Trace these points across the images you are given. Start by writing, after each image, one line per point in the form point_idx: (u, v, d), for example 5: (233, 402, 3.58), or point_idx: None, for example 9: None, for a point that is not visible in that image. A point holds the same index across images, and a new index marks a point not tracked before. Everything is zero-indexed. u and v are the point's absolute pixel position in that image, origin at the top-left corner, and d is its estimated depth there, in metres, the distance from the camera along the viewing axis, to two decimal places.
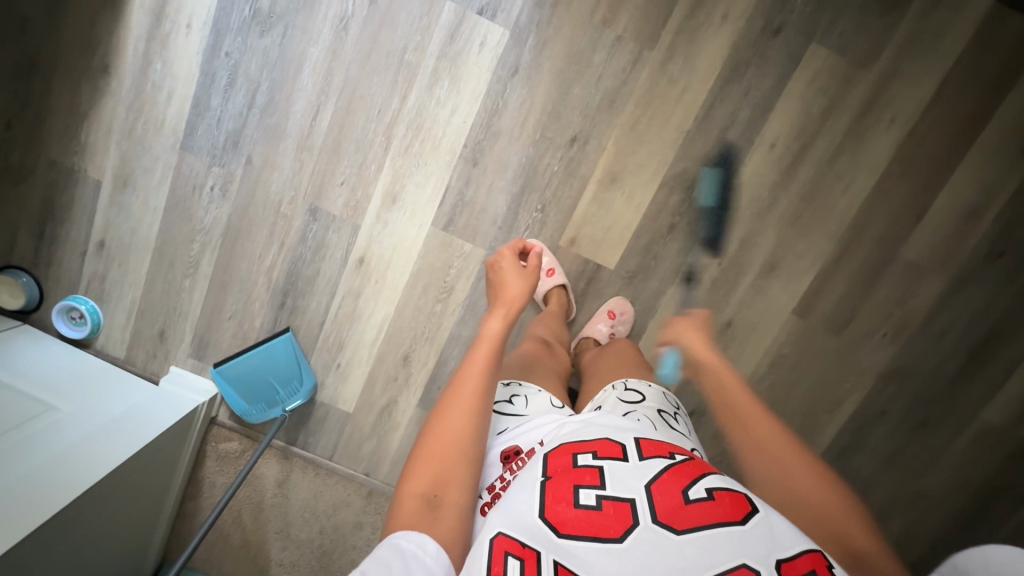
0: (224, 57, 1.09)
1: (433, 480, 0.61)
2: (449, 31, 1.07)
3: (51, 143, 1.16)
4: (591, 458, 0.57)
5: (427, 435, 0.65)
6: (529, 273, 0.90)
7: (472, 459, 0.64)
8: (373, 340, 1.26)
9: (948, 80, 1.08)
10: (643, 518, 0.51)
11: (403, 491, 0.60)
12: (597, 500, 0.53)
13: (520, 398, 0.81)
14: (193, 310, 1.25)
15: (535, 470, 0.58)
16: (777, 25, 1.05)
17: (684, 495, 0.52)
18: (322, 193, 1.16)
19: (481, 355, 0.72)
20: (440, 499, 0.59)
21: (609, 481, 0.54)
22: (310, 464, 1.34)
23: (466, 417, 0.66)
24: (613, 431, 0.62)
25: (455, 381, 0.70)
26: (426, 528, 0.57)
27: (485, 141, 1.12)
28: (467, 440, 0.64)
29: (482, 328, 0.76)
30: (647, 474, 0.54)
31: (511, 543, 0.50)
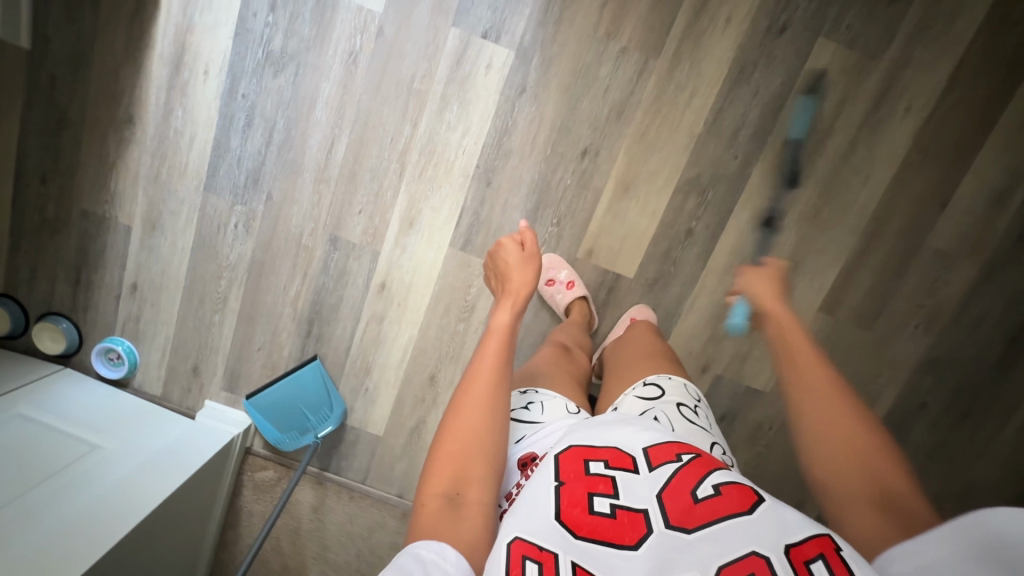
0: (241, 99, 1.12)
1: (452, 480, 0.62)
2: (456, 56, 1.08)
3: (83, 194, 1.21)
4: (603, 466, 0.57)
5: (443, 434, 0.66)
6: (528, 258, 0.88)
7: (491, 456, 0.64)
8: (399, 363, 1.28)
9: (964, 64, 1.05)
10: (657, 524, 0.52)
11: (423, 494, 0.61)
12: (611, 508, 0.53)
13: (536, 405, 0.80)
14: (223, 344, 1.29)
15: (547, 474, 0.58)
16: (782, 24, 1.04)
17: (693, 495, 0.53)
18: (341, 222, 1.19)
19: (492, 349, 0.74)
20: (462, 498, 0.61)
21: (622, 490, 0.55)
22: (344, 489, 1.36)
23: (482, 414, 0.67)
24: (621, 434, 0.61)
25: (467, 377, 0.71)
26: (449, 528, 0.58)
27: (497, 161, 1.13)
28: (484, 438, 0.65)
29: (489, 321, 0.77)
30: (658, 483, 0.55)
31: (528, 547, 0.50)
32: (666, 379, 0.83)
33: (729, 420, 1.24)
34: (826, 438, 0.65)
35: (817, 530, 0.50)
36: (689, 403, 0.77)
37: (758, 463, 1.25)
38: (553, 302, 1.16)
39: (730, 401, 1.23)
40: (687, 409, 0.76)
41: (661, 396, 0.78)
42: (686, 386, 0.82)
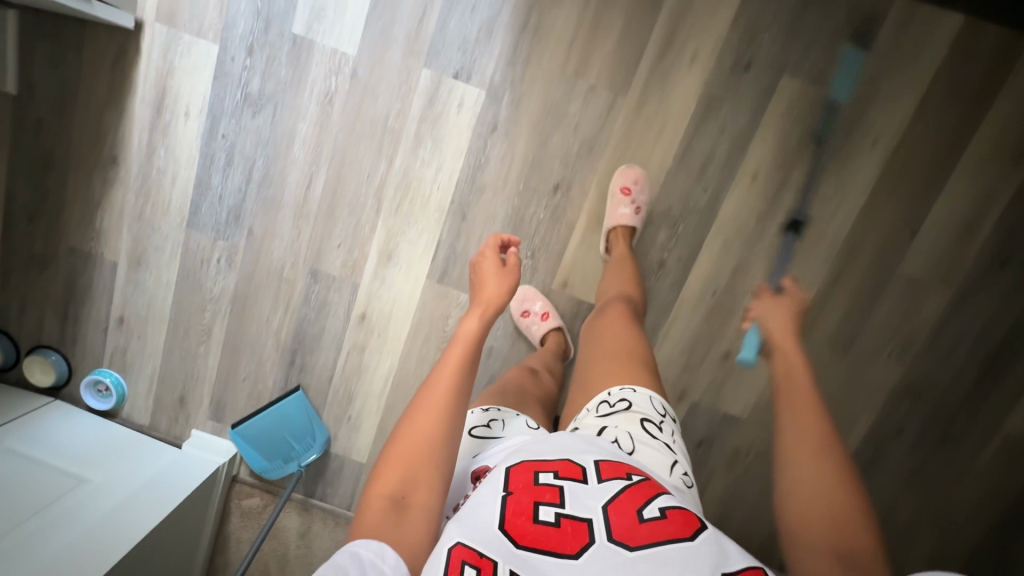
0: (221, 139, 1.15)
1: (400, 482, 0.63)
2: (428, 95, 1.10)
3: (71, 231, 1.24)
4: (552, 477, 0.58)
5: (398, 435, 0.67)
6: (508, 273, 0.85)
7: (440, 461, 0.66)
8: (381, 392, 1.30)
9: (930, 95, 1.06)
10: (599, 536, 0.53)
11: (370, 492, 0.63)
12: (556, 517, 0.55)
13: (498, 422, 0.82)
14: (209, 374, 1.31)
15: (496, 483, 0.59)
16: (747, 61, 1.07)
17: (639, 514, 0.55)
18: (321, 256, 1.21)
19: (457, 353, 0.73)
20: (408, 500, 0.62)
21: (568, 500, 0.56)
22: (329, 515, 1.38)
23: (437, 420, 0.68)
24: (573, 447, 0.63)
25: (426, 382, 0.71)
26: (390, 530, 0.60)
27: (471, 196, 1.15)
28: (436, 443, 0.66)
29: (459, 326, 0.77)
30: (605, 495, 0.57)
31: (469, 552, 0.51)
32: (629, 392, 0.75)
33: (707, 445, 1.25)
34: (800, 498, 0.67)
35: (752, 563, 0.53)
36: (654, 418, 0.72)
37: (739, 487, 1.26)
38: (529, 332, 1.18)
39: (709, 427, 1.24)
40: (650, 425, 0.70)
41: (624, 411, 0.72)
42: (652, 397, 0.75)
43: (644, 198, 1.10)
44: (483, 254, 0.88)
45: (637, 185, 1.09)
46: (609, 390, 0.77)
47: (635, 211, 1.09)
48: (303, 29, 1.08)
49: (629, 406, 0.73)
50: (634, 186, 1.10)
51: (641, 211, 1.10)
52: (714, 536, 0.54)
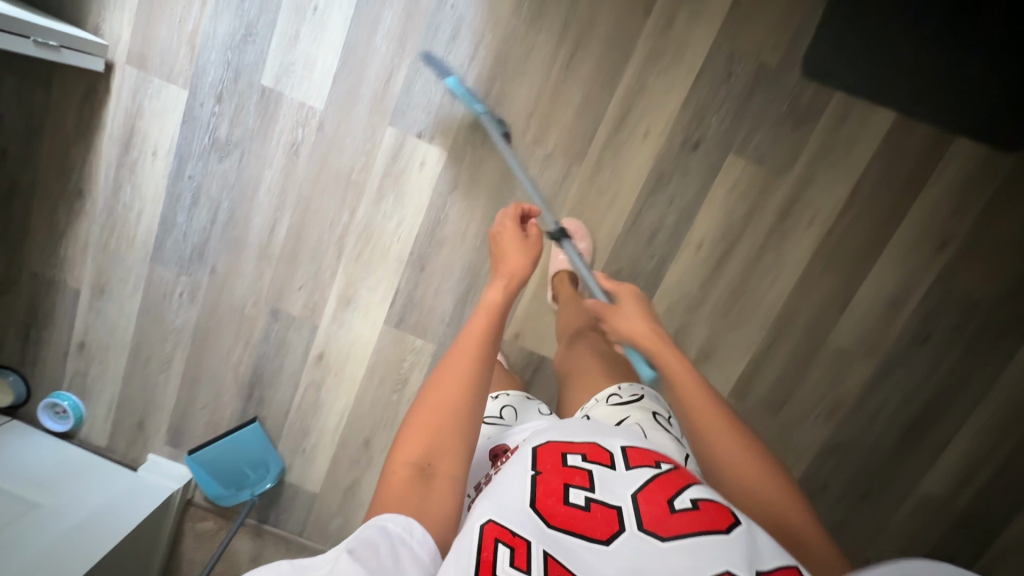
0: (188, 180, 1.17)
1: (424, 451, 0.64)
2: (392, 152, 1.14)
3: (33, 257, 1.25)
4: (580, 459, 0.56)
5: (421, 406, 0.67)
6: (531, 244, 0.93)
7: (462, 436, 0.66)
8: (336, 427, 1.34)
9: (862, 184, 1.13)
10: (629, 523, 0.51)
11: (394, 460, 0.63)
12: (585, 502, 0.52)
13: (508, 411, 0.91)
14: (167, 402, 1.34)
15: (522, 463, 0.56)
16: (696, 140, 1.12)
17: (671, 505, 0.52)
18: (282, 296, 1.25)
19: (480, 324, 0.76)
20: (432, 470, 0.63)
21: (598, 484, 0.54)
22: (281, 540, 1.42)
23: (459, 395, 0.68)
24: (600, 433, 0.61)
25: (446, 359, 0.72)
26: (416, 499, 0.59)
27: (430, 249, 1.20)
28: (458, 416, 0.67)
29: (482, 298, 0.81)
30: (635, 483, 0.54)
31: (501, 530, 0.49)
32: (638, 389, 0.84)
33: None
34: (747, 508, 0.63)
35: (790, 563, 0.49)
36: (664, 413, 0.80)
37: None
38: None
39: None
40: (661, 418, 0.78)
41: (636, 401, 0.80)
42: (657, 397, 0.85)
43: (585, 245, 1.15)
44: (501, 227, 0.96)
45: (579, 232, 1.14)
46: (620, 385, 0.85)
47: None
48: (272, 81, 1.11)
49: (640, 399, 0.81)
50: (575, 234, 1.15)
51: (583, 257, 1.15)
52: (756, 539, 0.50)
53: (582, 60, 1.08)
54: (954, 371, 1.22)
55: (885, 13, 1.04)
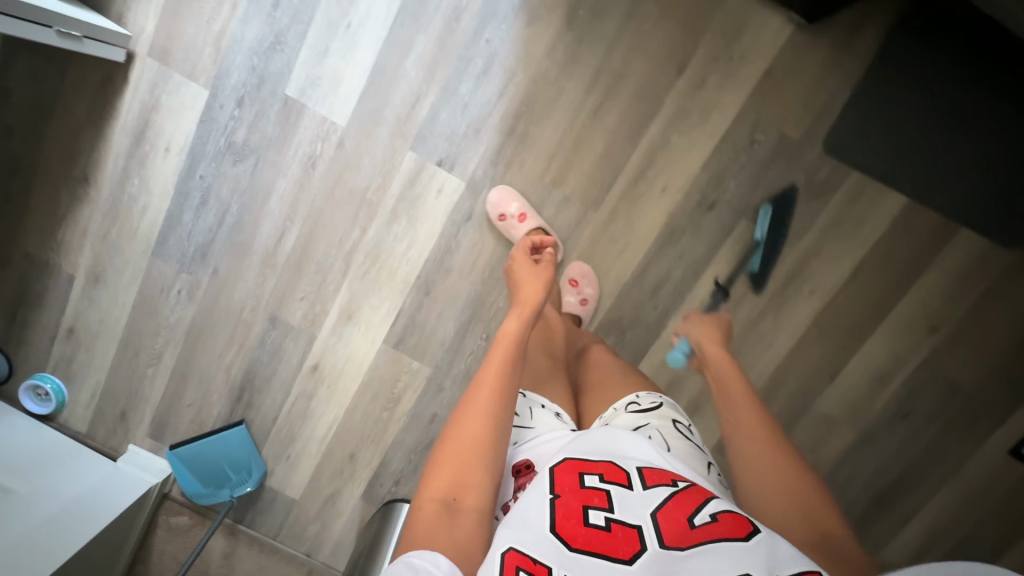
0: (199, 179, 1.15)
1: (450, 483, 0.61)
2: (410, 177, 1.14)
3: (28, 237, 1.22)
4: (598, 480, 0.56)
5: (445, 438, 0.65)
6: (542, 268, 0.95)
7: (490, 462, 0.63)
8: (323, 437, 1.34)
9: (866, 262, 1.16)
10: (652, 544, 0.51)
11: (421, 495, 0.61)
12: (606, 522, 0.52)
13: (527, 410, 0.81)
14: (153, 395, 1.33)
15: (542, 484, 0.56)
16: (712, 200, 1.13)
17: (690, 521, 0.53)
18: (282, 305, 1.24)
19: (498, 353, 0.74)
20: (458, 502, 0.59)
21: (617, 505, 0.54)
22: (255, 541, 1.42)
23: (485, 421, 0.66)
24: (617, 451, 0.61)
25: (471, 387, 0.70)
26: (445, 531, 0.56)
27: (437, 275, 1.20)
28: (486, 443, 0.64)
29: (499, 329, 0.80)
30: (653, 501, 0.54)
31: (522, 559, 0.49)
32: (656, 397, 0.82)
33: None
34: (763, 481, 0.64)
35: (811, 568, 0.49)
36: (683, 421, 0.79)
37: None
38: None
39: None
40: (682, 426, 0.77)
41: (658, 408, 0.79)
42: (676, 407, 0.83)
43: (592, 291, 1.17)
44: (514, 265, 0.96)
45: (586, 278, 1.16)
46: (637, 393, 0.83)
47: (583, 301, 1.16)
48: (296, 92, 1.09)
49: (660, 406, 0.79)
50: (582, 278, 1.16)
51: (588, 301, 1.17)
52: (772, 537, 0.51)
53: (610, 110, 1.09)
54: (930, 446, 1.26)
55: (909, 100, 1.06)
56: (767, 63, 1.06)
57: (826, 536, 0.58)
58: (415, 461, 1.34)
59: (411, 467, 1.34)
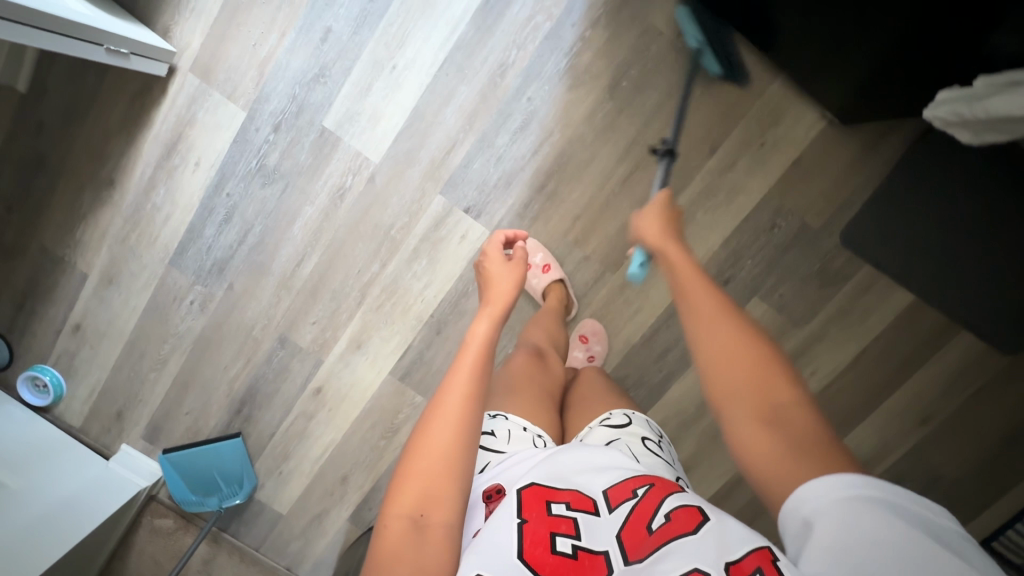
0: (225, 197, 1.16)
1: (418, 499, 0.53)
2: (436, 219, 1.15)
3: (45, 233, 1.22)
4: (565, 508, 0.54)
5: (411, 447, 0.56)
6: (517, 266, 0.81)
7: (461, 473, 0.55)
8: (317, 458, 1.35)
9: (867, 351, 1.19)
10: (617, 564, 0.50)
11: (387, 513, 0.53)
12: (572, 549, 0.50)
13: (502, 431, 0.71)
14: (153, 399, 1.33)
15: (508, 509, 0.54)
16: (727, 276, 1.15)
17: (648, 529, 0.51)
18: (293, 327, 1.24)
19: (469, 357, 0.63)
20: (427, 520, 0.52)
21: (583, 531, 0.52)
22: (237, 550, 1.43)
23: (457, 427, 0.57)
24: (583, 474, 0.58)
25: (442, 386, 0.60)
26: (412, 557, 0.50)
27: (451, 315, 1.21)
28: (458, 453, 0.56)
29: (467, 330, 0.67)
30: (617, 522, 0.52)
31: None
32: (627, 413, 0.78)
33: None
34: (705, 358, 0.56)
35: (760, 544, 0.47)
36: (654, 437, 0.74)
37: None
38: None
39: None
40: (652, 442, 0.72)
41: (628, 425, 0.74)
42: (648, 421, 0.78)
43: (600, 349, 1.18)
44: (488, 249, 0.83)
45: (595, 336, 1.17)
46: (612, 412, 0.78)
47: (590, 357, 1.17)
48: (334, 125, 1.10)
49: (630, 423, 0.74)
50: (592, 335, 1.18)
51: (595, 358, 1.17)
52: (722, 526, 0.50)
53: (640, 179, 1.11)
54: None
55: (940, 197, 1.02)
56: (796, 153, 1.08)
57: (779, 413, 0.50)
58: None
59: None
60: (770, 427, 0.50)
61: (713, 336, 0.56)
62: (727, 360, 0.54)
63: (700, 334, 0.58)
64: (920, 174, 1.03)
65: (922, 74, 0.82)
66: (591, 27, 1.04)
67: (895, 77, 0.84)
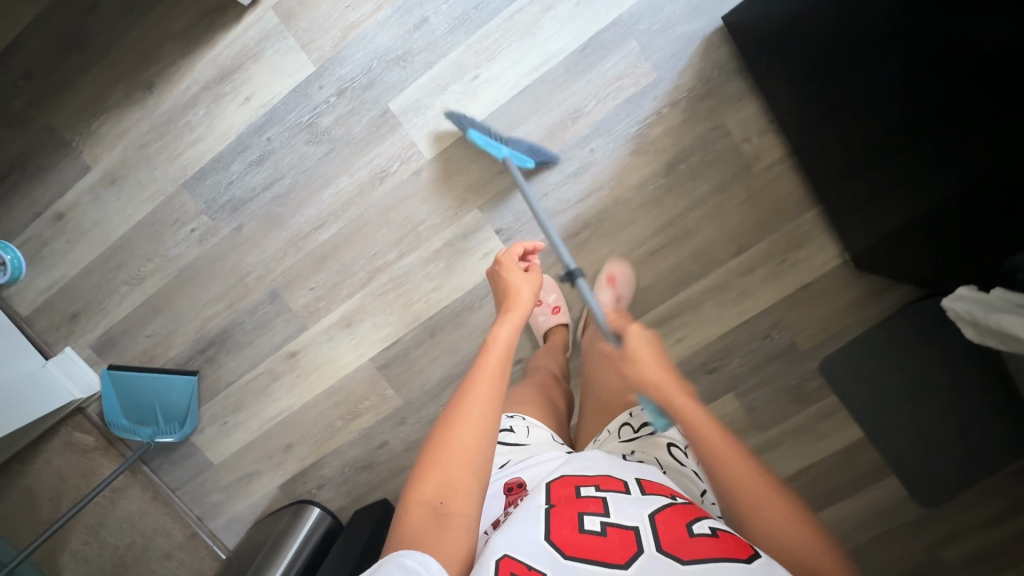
0: (265, 140, 1.12)
1: (439, 486, 0.54)
2: (466, 230, 1.15)
3: (59, 111, 1.14)
4: (595, 490, 0.57)
5: (433, 439, 0.58)
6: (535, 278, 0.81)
7: (482, 468, 0.57)
8: (268, 419, 1.32)
9: (811, 468, 1.24)
10: (647, 546, 0.50)
11: (408, 498, 0.54)
12: (602, 527, 0.52)
13: (522, 427, 0.77)
14: (116, 312, 1.26)
15: (540, 497, 0.58)
16: (713, 367, 1.21)
17: (688, 528, 0.52)
18: (289, 286, 1.21)
19: (489, 361, 0.63)
20: (446, 508, 0.53)
21: (613, 510, 0.54)
22: (151, 487, 1.37)
23: (479, 423, 0.58)
24: (613, 467, 0.62)
25: (464, 384, 0.61)
26: (433, 542, 0.51)
27: (448, 323, 1.21)
28: (479, 449, 0.57)
29: (490, 334, 0.68)
30: (649, 507, 0.55)
31: (518, 565, 0.49)
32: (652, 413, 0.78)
33: None
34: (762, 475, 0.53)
35: None
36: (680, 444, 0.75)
37: None
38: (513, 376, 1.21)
39: None
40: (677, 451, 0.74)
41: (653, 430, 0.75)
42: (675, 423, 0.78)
43: (625, 295, 1.11)
44: (502, 257, 0.83)
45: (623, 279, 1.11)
46: (631, 410, 0.81)
47: (619, 300, 1.09)
48: (398, 109, 1.10)
49: (652, 428, 0.75)
50: (619, 276, 1.11)
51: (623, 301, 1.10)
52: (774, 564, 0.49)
53: (665, 256, 1.16)
54: None
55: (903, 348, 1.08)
56: (809, 278, 1.16)
57: None
58: (345, 475, 1.33)
59: (339, 479, 1.33)
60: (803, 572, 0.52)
61: (755, 511, 0.55)
62: (770, 535, 0.54)
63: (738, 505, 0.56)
64: (898, 329, 1.08)
65: (938, 254, 0.85)
66: (669, 106, 1.08)
67: (919, 243, 0.88)
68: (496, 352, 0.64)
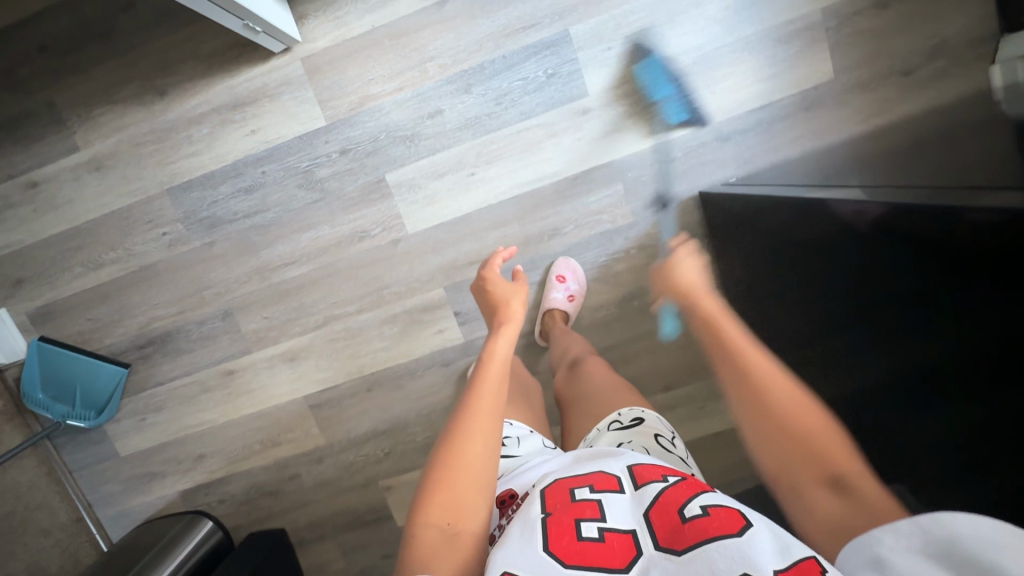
0: (259, 172, 1.16)
1: (445, 506, 0.55)
2: (428, 303, 1.21)
3: (64, 90, 1.14)
4: (589, 491, 0.54)
5: (437, 462, 0.59)
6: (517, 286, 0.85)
7: (486, 484, 0.58)
8: (188, 426, 1.32)
9: None
10: (646, 546, 0.48)
11: (416, 522, 0.55)
12: (599, 532, 0.49)
13: (513, 440, 0.81)
14: (63, 290, 1.25)
15: (533, 505, 0.54)
16: None
17: (680, 515, 0.49)
18: (244, 310, 1.24)
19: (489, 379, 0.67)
20: (457, 527, 0.54)
21: (609, 513, 0.51)
22: (47, 462, 1.34)
23: (482, 438, 0.60)
24: (603, 462, 0.59)
25: (463, 404, 0.64)
26: (445, 561, 0.51)
27: (387, 382, 1.26)
28: (483, 462, 0.59)
29: (484, 350, 0.72)
30: (642, 501, 0.52)
31: None
32: (639, 413, 0.76)
33: None
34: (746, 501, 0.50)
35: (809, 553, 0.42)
36: (666, 435, 0.74)
37: None
38: None
39: None
40: (664, 441, 0.72)
41: (640, 425, 0.72)
42: (661, 419, 0.77)
43: (577, 288, 1.18)
44: (486, 272, 0.87)
45: (571, 275, 1.17)
46: (620, 412, 0.77)
47: (569, 296, 1.17)
48: (392, 181, 1.16)
49: (641, 423, 0.73)
50: (569, 274, 1.17)
51: (576, 298, 1.18)
52: (766, 530, 0.45)
53: None
54: None
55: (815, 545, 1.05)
56: (723, 426, 1.25)
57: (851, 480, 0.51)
58: (249, 497, 1.34)
59: (241, 499, 1.34)
60: (836, 492, 0.50)
61: (775, 398, 0.60)
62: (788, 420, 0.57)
63: (751, 393, 0.61)
64: None
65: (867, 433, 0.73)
66: (637, 247, 1.18)
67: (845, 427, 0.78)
68: (494, 369, 0.68)
